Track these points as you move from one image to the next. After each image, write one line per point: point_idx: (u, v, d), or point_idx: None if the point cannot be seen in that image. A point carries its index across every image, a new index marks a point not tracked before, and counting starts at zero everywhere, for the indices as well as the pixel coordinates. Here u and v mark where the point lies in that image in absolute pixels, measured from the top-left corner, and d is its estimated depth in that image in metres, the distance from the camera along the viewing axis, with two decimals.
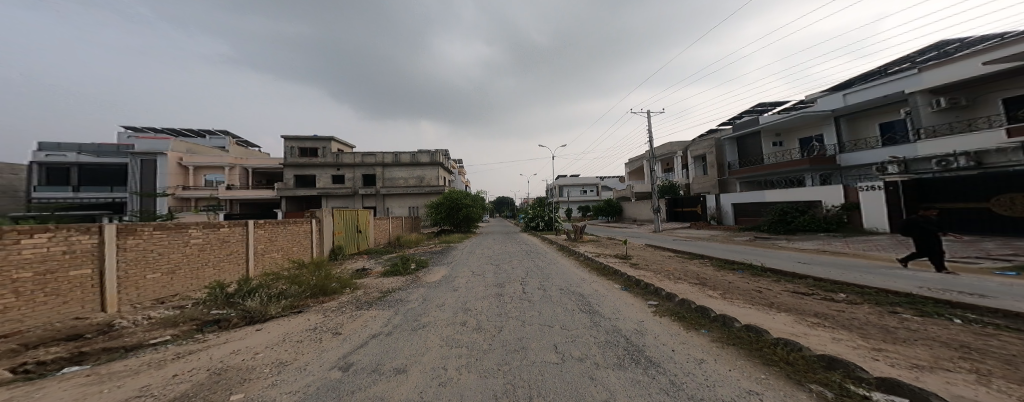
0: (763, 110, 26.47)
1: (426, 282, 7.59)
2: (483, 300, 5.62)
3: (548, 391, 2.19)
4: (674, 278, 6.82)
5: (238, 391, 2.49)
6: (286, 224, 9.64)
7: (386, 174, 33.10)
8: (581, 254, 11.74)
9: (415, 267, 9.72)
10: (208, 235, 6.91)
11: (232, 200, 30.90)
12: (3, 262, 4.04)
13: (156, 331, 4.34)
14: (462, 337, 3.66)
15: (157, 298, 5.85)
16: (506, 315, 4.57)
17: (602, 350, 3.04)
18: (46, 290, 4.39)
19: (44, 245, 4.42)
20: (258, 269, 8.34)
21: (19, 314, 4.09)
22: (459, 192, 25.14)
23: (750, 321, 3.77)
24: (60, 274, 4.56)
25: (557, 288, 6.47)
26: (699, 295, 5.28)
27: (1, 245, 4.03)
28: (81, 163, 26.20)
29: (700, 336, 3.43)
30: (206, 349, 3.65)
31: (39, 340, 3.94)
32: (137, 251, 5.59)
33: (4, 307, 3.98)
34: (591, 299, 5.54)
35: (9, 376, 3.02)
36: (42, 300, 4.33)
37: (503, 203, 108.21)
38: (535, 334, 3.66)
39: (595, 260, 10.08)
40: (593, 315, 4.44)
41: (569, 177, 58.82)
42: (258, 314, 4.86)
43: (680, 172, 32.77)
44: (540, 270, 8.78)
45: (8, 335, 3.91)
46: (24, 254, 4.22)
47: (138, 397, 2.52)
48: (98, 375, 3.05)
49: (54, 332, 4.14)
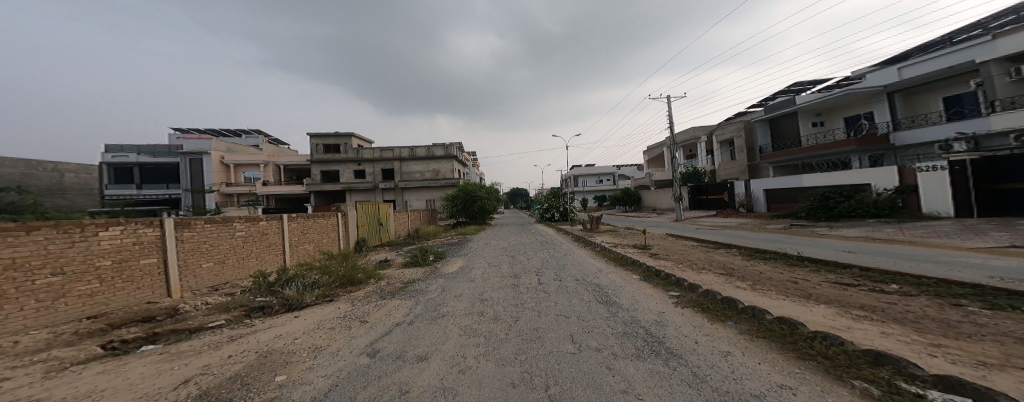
0: (802, 89, 24.54)
1: (444, 273, 7.83)
2: (500, 291, 5.70)
3: (564, 380, 2.21)
4: (698, 268, 6.61)
5: (281, 374, 2.70)
6: (316, 217, 10.20)
7: (404, 168, 34.06)
8: (597, 244, 11.61)
9: (434, 258, 10.04)
10: (249, 227, 7.43)
11: (269, 196, 33.10)
12: (89, 251, 4.60)
13: (212, 315, 4.78)
14: (480, 327, 3.74)
15: (212, 285, 6.43)
16: (522, 305, 4.62)
17: (621, 341, 3.01)
18: (123, 277, 4.94)
19: (117, 237, 4.92)
20: (293, 260, 8.93)
21: (103, 298, 4.67)
22: (473, 184, 25.33)
23: (784, 314, 3.57)
24: (133, 262, 5.10)
25: (573, 279, 6.44)
26: (727, 286, 5.07)
27: (84, 237, 4.55)
28: (141, 163, 28.96)
29: (726, 328, 3.31)
30: (253, 333, 3.98)
31: (121, 321, 4.50)
32: (193, 243, 6.12)
33: (91, 291, 4.55)
34: (609, 289, 5.48)
35: (100, 352, 3.48)
36: (120, 286, 4.90)
37: (518, 194, 107.31)
38: (552, 325, 3.68)
39: (612, 250, 9.96)
40: (611, 306, 4.37)
41: (585, 167, 57.98)
42: (296, 302, 5.24)
43: (703, 159, 31.62)
44: (556, 261, 8.77)
45: (95, 316, 4.49)
46: (102, 245, 4.75)
47: (201, 376, 2.79)
48: (168, 353, 3.42)
49: (132, 314, 4.70)
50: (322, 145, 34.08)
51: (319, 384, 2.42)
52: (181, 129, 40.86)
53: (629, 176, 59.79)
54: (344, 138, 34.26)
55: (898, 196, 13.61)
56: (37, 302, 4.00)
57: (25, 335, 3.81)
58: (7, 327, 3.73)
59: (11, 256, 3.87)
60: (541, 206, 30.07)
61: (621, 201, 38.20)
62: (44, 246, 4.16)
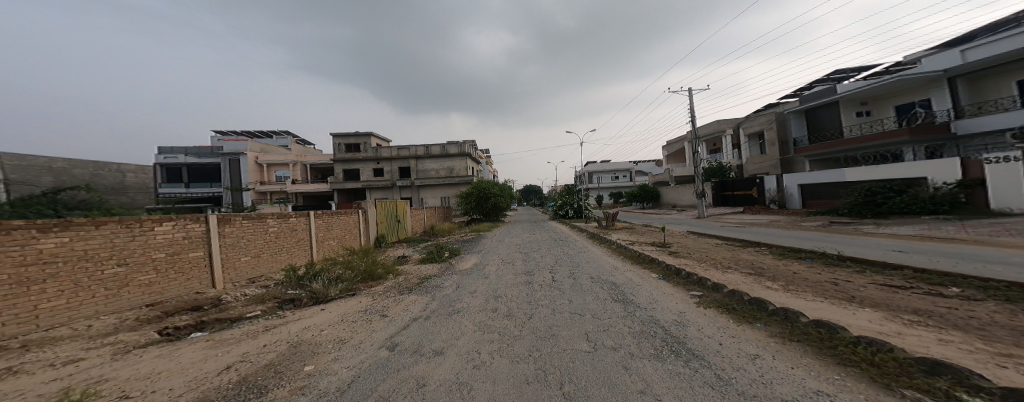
0: (844, 77, 22.80)
1: (459, 269, 7.95)
2: (513, 288, 5.70)
3: (578, 379, 2.20)
4: (723, 267, 6.32)
5: (309, 363, 2.86)
6: (339, 214, 10.64)
7: (420, 166, 34.86)
8: (613, 242, 11.36)
9: (449, 255, 10.20)
10: (280, 223, 7.86)
11: (297, 194, 34.90)
12: (148, 244, 5.04)
13: (249, 306, 5.14)
14: (494, 323, 3.78)
15: (249, 278, 6.88)
16: (536, 303, 4.61)
17: (638, 341, 2.94)
18: (175, 268, 5.39)
19: (170, 232, 5.36)
20: (319, 255, 9.35)
21: (158, 288, 5.11)
22: (487, 182, 25.45)
23: (823, 317, 3.36)
24: (184, 255, 5.55)
25: (588, 277, 6.34)
26: (755, 287, 4.83)
27: (144, 231, 4.99)
28: (189, 164, 31.34)
29: (754, 330, 3.16)
30: (284, 324, 4.21)
31: (175, 308, 4.93)
32: (232, 238, 6.56)
33: (149, 281, 5.01)
34: (625, 288, 5.36)
35: (157, 337, 3.83)
36: (173, 277, 5.35)
37: (532, 192, 106.85)
38: (566, 323, 3.64)
39: (628, 248, 9.72)
40: (627, 305, 4.27)
41: (601, 163, 56.93)
42: (322, 295, 5.52)
43: (728, 154, 30.29)
44: (570, 259, 8.67)
45: (152, 304, 4.94)
46: (158, 239, 5.18)
47: (240, 363, 3.00)
48: (212, 341, 3.70)
49: (183, 303, 5.14)
50: (344, 144, 35.42)
51: (342, 375, 2.53)
52: (220, 132, 43.68)
53: (648, 172, 58.09)
54: (364, 137, 35.47)
55: (960, 190, 12.42)
56: (105, 290, 4.44)
57: (96, 319, 4.25)
58: (80, 312, 4.16)
59: (84, 249, 4.28)
60: (554, 203, 29.75)
61: (638, 197, 37.16)
62: (110, 240, 4.56)
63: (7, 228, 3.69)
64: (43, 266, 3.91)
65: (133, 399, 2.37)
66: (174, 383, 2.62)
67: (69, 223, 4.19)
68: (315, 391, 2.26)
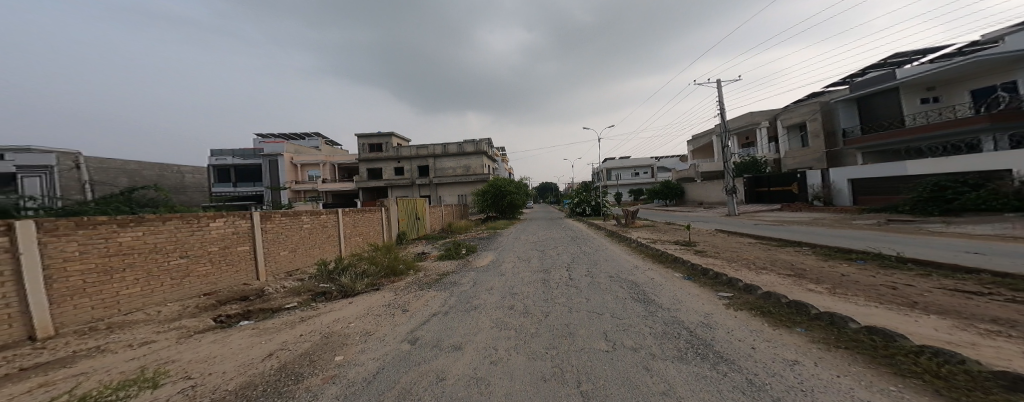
0: (903, 61, 20.81)
1: (475, 266, 8.04)
2: (529, 285, 5.69)
3: (596, 378, 2.16)
4: (756, 268, 5.96)
5: (339, 354, 3.01)
6: (365, 212, 11.10)
7: (438, 165, 35.64)
8: (633, 240, 11.03)
9: (466, 252, 10.35)
10: (313, 220, 8.32)
11: (327, 192, 36.87)
12: (205, 239, 5.53)
13: (287, 298, 5.50)
14: (511, 320, 3.79)
15: (287, 271, 7.35)
16: (552, 301, 4.57)
17: (660, 342, 2.85)
18: (227, 261, 5.88)
19: (222, 227, 5.83)
20: (346, 250, 9.81)
21: (214, 279, 5.60)
22: (502, 180, 25.55)
23: (876, 323, 3.08)
24: (234, 249, 6.04)
25: (605, 275, 6.21)
26: (794, 289, 4.51)
27: (202, 227, 5.47)
28: (236, 165, 34.08)
29: (793, 335, 2.96)
30: (317, 316, 4.46)
31: (227, 298, 5.38)
32: (273, 233, 7.04)
33: (207, 272, 5.50)
34: (647, 287, 5.19)
35: (212, 324, 4.20)
36: (226, 269, 5.83)
37: (548, 189, 105.91)
38: (583, 321, 3.58)
39: (649, 246, 9.40)
40: (649, 305, 4.14)
41: (620, 159, 55.44)
42: (350, 289, 5.80)
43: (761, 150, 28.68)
44: (587, 257, 8.53)
45: (208, 293, 5.43)
46: (213, 233, 5.67)
47: (280, 350, 3.22)
48: (256, 329, 3.99)
49: (234, 293, 5.61)
50: (367, 144, 36.79)
51: (368, 367, 2.64)
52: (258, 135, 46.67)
53: (670, 168, 55.83)
54: (385, 137, 36.76)
55: None
56: (171, 280, 4.93)
57: (164, 306, 4.75)
58: (152, 299, 4.66)
59: (154, 241, 4.76)
60: (571, 200, 29.30)
61: (661, 194, 35.78)
62: (175, 234, 5.04)
63: (94, 222, 4.11)
64: (123, 257, 4.39)
65: (191, 380, 2.61)
66: (226, 367, 2.85)
67: (142, 219, 4.65)
68: (344, 380, 2.39)
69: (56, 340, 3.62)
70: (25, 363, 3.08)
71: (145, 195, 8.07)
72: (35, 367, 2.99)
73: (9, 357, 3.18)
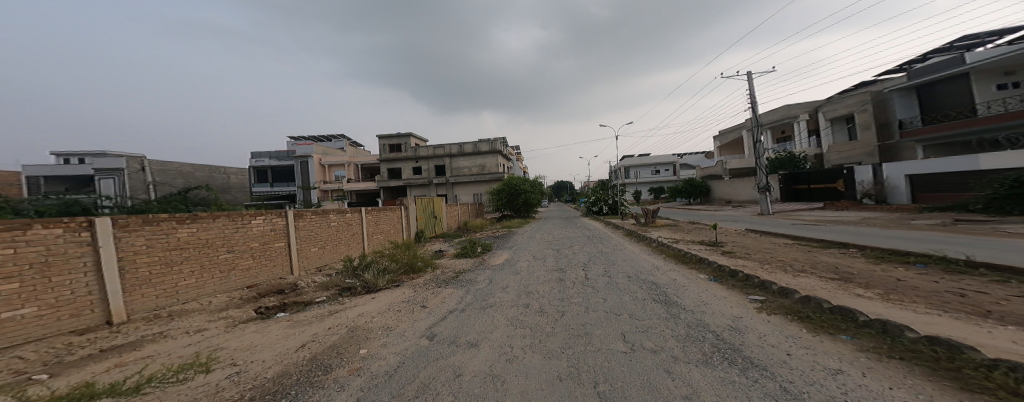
0: (970, 45, 19.06)
1: (491, 264, 8.10)
2: (544, 284, 5.65)
3: (613, 379, 2.12)
4: (791, 271, 5.60)
5: (364, 347, 3.13)
6: (386, 210, 11.45)
7: (454, 164, 36.20)
8: (654, 239, 10.68)
9: (482, 250, 10.43)
10: (340, 218, 8.68)
11: (351, 191, 38.21)
12: (249, 235, 5.93)
13: (318, 292, 5.79)
14: (526, 319, 3.78)
15: (318, 266, 7.74)
16: (569, 300, 4.52)
17: (683, 344, 2.75)
18: (267, 256, 6.27)
19: (263, 224, 6.23)
20: (369, 247, 10.17)
21: (255, 273, 6.00)
22: (517, 179, 25.51)
23: (936, 333, 2.81)
24: (273, 245, 6.44)
25: (624, 275, 6.06)
26: (838, 294, 4.20)
27: (246, 224, 5.87)
28: (273, 166, 36.06)
29: (836, 343, 2.75)
30: (343, 310, 4.66)
31: (266, 291, 5.75)
32: (306, 230, 7.42)
33: (250, 266, 5.90)
34: (668, 289, 5.02)
35: (252, 314, 4.50)
36: (266, 263, 6.24)
37: (562, 187, 104.91)
38: (600, 321, 3.53)
39: (671, 246, 9.08)
40: (671, 306, 4.01)
41: (640, 156, 53.91)
42: (373, 285, 6.01)
43: (798, 144, 26.72)
44: (604, 256, 8.36)
45: (251, 286, 5.83)
46: (255, 230, 6.07)
47: (311, 342, 3.40)
48: (290, 321, 4.22)
49: (273, 286, 5.98)
50: (388, 145, 37.86)
51: (389, 360, 2.73)
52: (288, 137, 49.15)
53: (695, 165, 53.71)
54: (404, 138, 37.66)
55: None
56: (220, 272, 5.36)
57: (214, 296, 5.18)
58: (204, 290, 5.07)
59: (205, 237, 5.16)
60: (587, 199, 28.87)
61: (684, 193, 34.43)
62: (223, 230, 5.44)
63: (157, 219, 4.52)
64: (180, 251, 4.80)
65: (235, 366, 2.80)
66: (264, 356, 3.03)
67: (196, 216, 5.05)
68: (368, 373, 2.48)
69: (128, 325, 4.03)
70: (104, 345, 3.46)
71: (199, 194, 8.65)
72: (112, 349, 3.34)
73: (91, 339, 3.58)
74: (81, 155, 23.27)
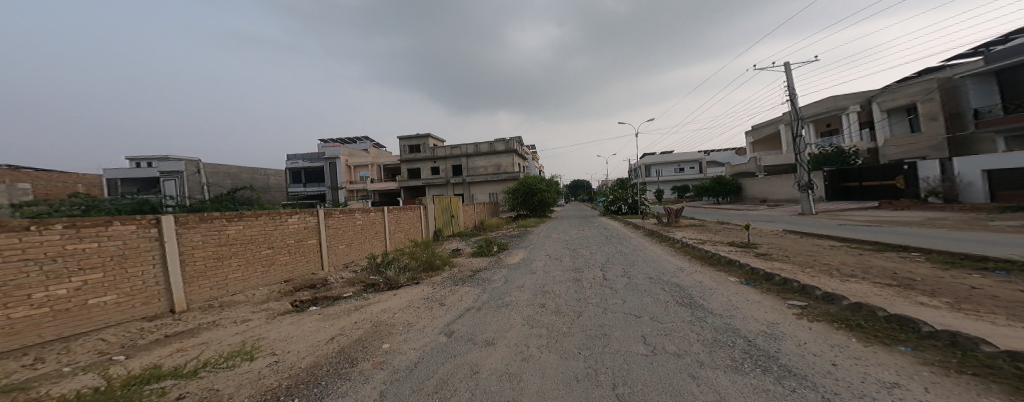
0: None
1: (506, 263, 8.13)
2: (560, 284, 5.61)
3: (633, 382, 2.07)
4: (834, 276, 5.21)
5: (385, 342, 3.24)
6: (406, 209, 11.76)
7: (470, 164, 36.63)
8: (677, 240, 10.29)
9: (497, 249, 10.49)
10: (364, 217, 9.01)
11: (374, 191, 39.47)
12: (287, 232, 6.30)
13: (344, 287, 6.04)
14: (542, 318, 3.76)
15: (345, 262, 8.09)
16: (585, 301, 4.45)
17: (709, 349, 2.64)
18: (301, 252, 6.64)
19: (299, 222, 6.60)
20: (391, 245, 10.48)
21: (291, 268, 6.36)
22: (533, 178, 25.44)
23: (1010, 345, 2.52)
24: (306, 242, 6.81)
25: (644, 277, 5.89)
26: (892, 301, 3.85)
27: (284, 221, 6.25)
28: (306, 168, 37.99)
29: (888, 354, 2.52)
30: (367, 306, 4.84)
31: (302, 285, 6.08)
32: (335, 228, 7.77)
33: (287, 261, 6.28)
34: (694, 291, 4.81)
35: (289, 307, 4.77)
36: (300, 258, 6.60)
37: (580, 186, 103.74)
38: (620, 323, 3.46)
39: (696, 247, 8.72)
40: (697, 310, 3.85)
41: (662, 154, 52.27)
42: (394, 282, 6.18)
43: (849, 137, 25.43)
44: (623, 257, 8.17)
45: (289, 280, 6.19)
46: (292, 227, 6.44)
47: (338, 335, 3.55)
48: (321, 315, 4.44)
49: (307, 281, 6.32)
50: (408, 146, 38.83)
51: (409, 356, 2.80)
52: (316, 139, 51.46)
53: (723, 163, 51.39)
54: (422, 139, 38.51)
55: None
56: (263, 267, 5.72)
57: (257, 289, 5.54)
58: (249, 283, 5.45)
59: (251, 234, 5.54)
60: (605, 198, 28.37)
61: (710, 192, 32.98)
62: (265, 228, 5.81)
63: (212, 217, 4.91)
64: (229, 247, 5.17)
65: (274, 356, 2.97)
66: (298, 347, 3.20)
67: (244, 215, 5.43)
68: (390, 367, 2.56)
69: (188, 313, 4.41)
70: (168, 331, 3.81)
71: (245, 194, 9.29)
72: (174, 335, 3.67)
73: (157, 325, 3.95)
74: (149, 157, 25.87)
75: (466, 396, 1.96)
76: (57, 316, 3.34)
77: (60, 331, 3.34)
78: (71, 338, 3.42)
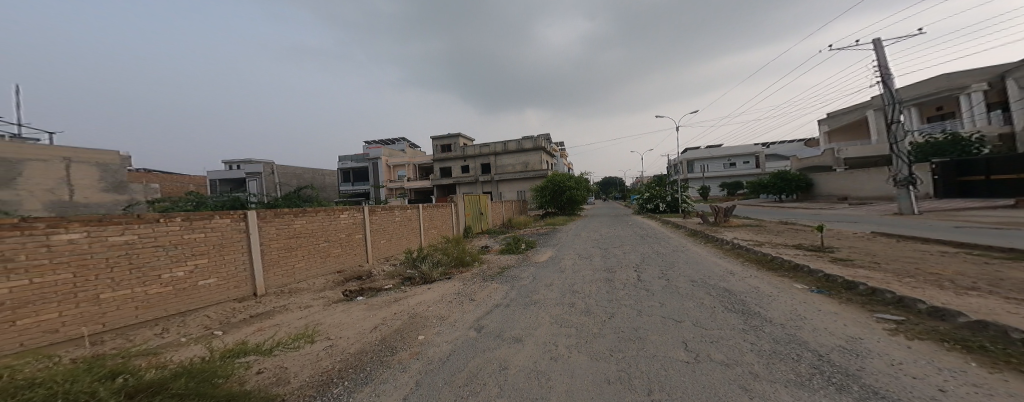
0: None
1: (534, 261, 8.13)
2: (591, 284, 5.47)
3: (672, 388, 1.98)
4: (929, 287, 4.48)
5: (420, 334, 3.39)
6: (438, 206, 12.16)
7: (498, 162, 37.07)
8: (724, 242, 9.57)
9: (525, 247, 10.45)
10: (402, 213, 9.47)
11: (410, 190, 41.23)
12: (340, 227, 6.84)
13: (385, 280, 6.40)
14: (571, 318, 3.70)
15: (386, 256, 8.58)
16: (617, 302, 4.30)
17: (763, 361, 2.43)
18: (351, 246, 7.15)
19: (349, 218, 7.12)
20: (425, 241, 10.91)
21: (343, 260, 6.89)
22: (561, 175, 25.13)
23: None
24: (355, 236, 7.32)
25: (684, 279, 5.56)
26: (1018, 317, 3.21)
27: (338, 217, 6.77)
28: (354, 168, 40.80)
29: (1004, 380, 2.11)
30: (404, 298, 5.09)
31: (353, 275, 6.56)
32: (378, 223, 8.27)
33: (340, 254, 6.80)
34: (747, 298, 4.41)
35: (342, 296, 5.18)
36: (350, 251, 7.12)
37: (611, 184, 100.79)
38: (656, 327, 3.29)
39: (751, 250, 8.04)
40: (751, 319, 3.52)
41: (704, 149, 48.98)
42: (426, 276, 6.41)
43: (970, 119, 22.65)
44: (659, 258, 7.78)
45: (342, 271, 6.71)
46: (344, 223, 6.97)
47: (381, 325, 3.78)
48: (366, 304, 4.76)
49: (356, 272, 6.80)
50: (440, 145, 40.28)
51: (441, 349, 2.90)
52: None
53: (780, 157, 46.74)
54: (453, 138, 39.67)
55: None
56: (321, 258, 6.26)
57: (318, 278, 6.08)
58: (311, 272, 5.99)
59: (313, 228, 6.09)
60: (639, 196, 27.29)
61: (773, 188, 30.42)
62: (323, 223, 6.35)
63: (283, 212, 5.47)
64: (297, 239, 5.73)
65: (329, 340, 3.24)
66: (347, 334, 3.45)
67: (307, 211, 5.99)
68: (425, 358, 2.68)
69: (267, 296, 4.98)
70: (254, 311, 4.33)
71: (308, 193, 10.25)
72: (258, 315, 4.17)
73: (245, 306, 4.49)
74: (235, 160, 29.75)
75: (495, 392, 1.97)
76: (177, 295, 3.94)
77: (178, 307, 3.92)
78: (185, 313, 4.01)
